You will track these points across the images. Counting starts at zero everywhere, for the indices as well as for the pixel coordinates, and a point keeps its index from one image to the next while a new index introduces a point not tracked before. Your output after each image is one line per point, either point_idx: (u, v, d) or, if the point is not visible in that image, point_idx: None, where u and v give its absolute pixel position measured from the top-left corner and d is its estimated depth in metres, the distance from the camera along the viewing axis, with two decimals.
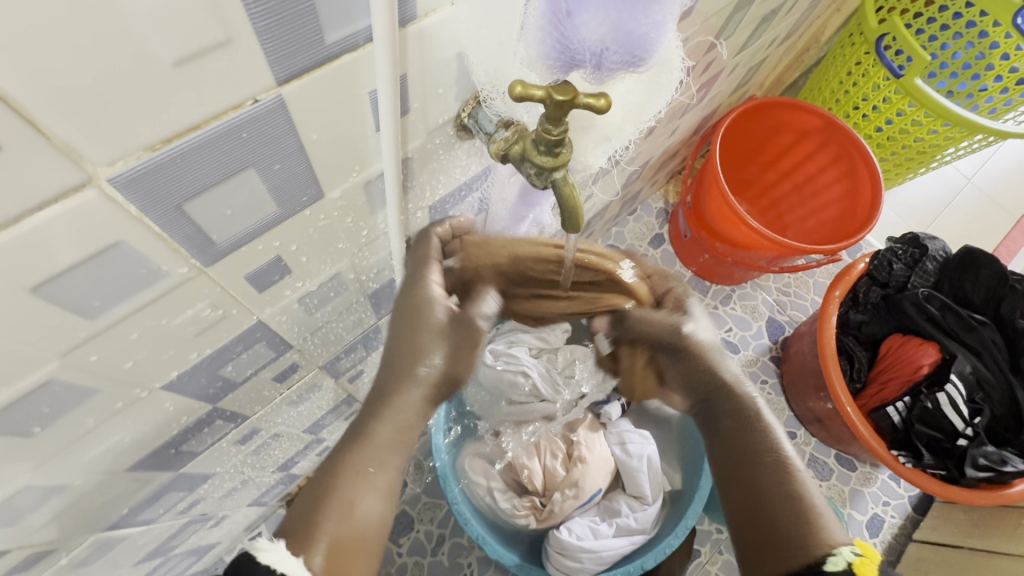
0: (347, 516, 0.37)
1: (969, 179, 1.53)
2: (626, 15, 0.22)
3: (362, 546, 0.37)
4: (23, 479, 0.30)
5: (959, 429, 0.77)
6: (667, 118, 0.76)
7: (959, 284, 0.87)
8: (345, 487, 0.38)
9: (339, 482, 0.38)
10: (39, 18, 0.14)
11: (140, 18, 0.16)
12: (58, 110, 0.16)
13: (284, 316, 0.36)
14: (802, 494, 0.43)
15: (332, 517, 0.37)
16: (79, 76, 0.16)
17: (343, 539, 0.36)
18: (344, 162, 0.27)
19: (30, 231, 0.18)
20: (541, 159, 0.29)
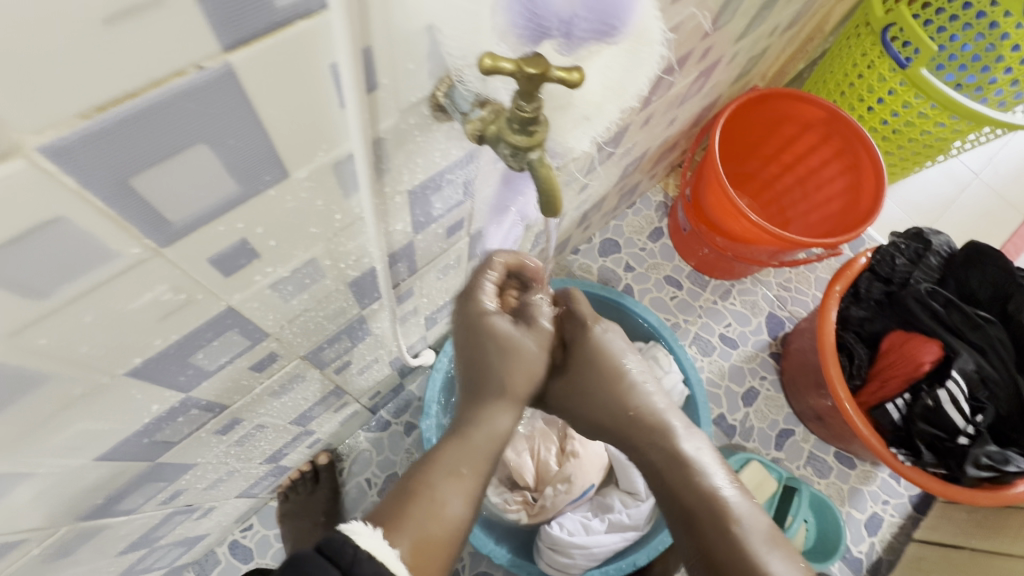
0: (435, 514, 0.40)
1: (977, 174, 1.51)
2: None
3: (445, 549, 0.40)
4: None
5: (960, 427, 0.75)
6: (666, 107, 0.75)
7: (965, 280, 0.85)
8: (436, 484, 0.41)
9: (434, 481, 0.41)
10: None
11: None
12: None
13: (256, 302, 0.35)
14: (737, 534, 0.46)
15: (422, 514, 0.40)
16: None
17: (428, 537, 0.39)
18: (309, 140, 0.26)
19: None
20: (516, 138, 0.28)
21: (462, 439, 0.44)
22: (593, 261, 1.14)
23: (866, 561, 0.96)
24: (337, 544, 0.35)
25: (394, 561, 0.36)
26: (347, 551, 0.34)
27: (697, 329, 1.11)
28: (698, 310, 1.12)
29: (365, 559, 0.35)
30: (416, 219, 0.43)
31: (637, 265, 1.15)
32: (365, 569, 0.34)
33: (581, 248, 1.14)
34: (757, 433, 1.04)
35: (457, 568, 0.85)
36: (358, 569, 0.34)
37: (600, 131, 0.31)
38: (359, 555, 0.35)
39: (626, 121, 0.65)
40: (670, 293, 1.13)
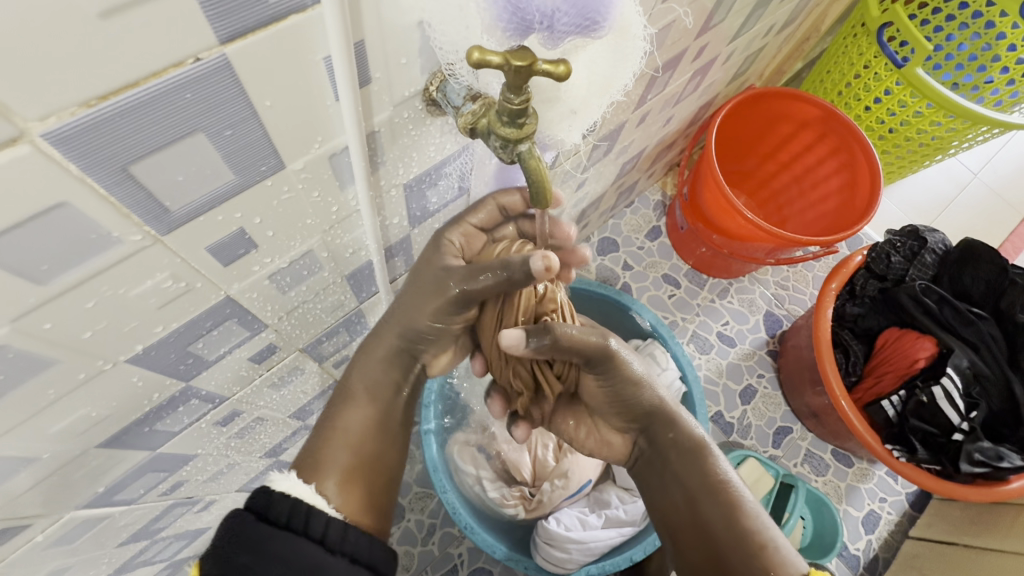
0: (345, 442, 0.43)
1: (976, 174, 1.51)
2: None
3: (367, 470, 0.43)
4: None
5: (955, 424, 0.76)
6: (661, 105, 0.75)
7: (959, 278, 0.86)
8: (341, 417, 0.45)
9: (338, 418, 0.44)
10: None
11: None
12: None
13: (254, 293, 0.36)
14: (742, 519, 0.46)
15: (337, 450, 0.43)
16: (1, 22, 0.15)
17: (349, 465, 0.42)
18: (303, 131, 0.27)
19: None
20: (505, 130, 0.28)
21: (353, 367, 0.47)
22: (591, 259, 1.15)
23: (862, 558, 0.96)
24: (259, 498, 0.37)
25: (312, 495, 0.38)
26: (261, 499, 0.37)
27: (694, 327, 1.11)
28: (696, 308, 1.13)
29: (281, 498, 0.37)
30: (412, 213, 0.44)
31: (635, 263, 1.16)
32: (281, 506, 0.37)
33: (580, 246, 1.15)
34: (754, 430, 1.04)
35: (455, 563, 0.86)
36: (273, 509, 0.36)
37: (586, 125, 0.32)
38: (273, 496, 0.37)
39: (621, 119, 0.66)
40: (668, 291, 1.14)
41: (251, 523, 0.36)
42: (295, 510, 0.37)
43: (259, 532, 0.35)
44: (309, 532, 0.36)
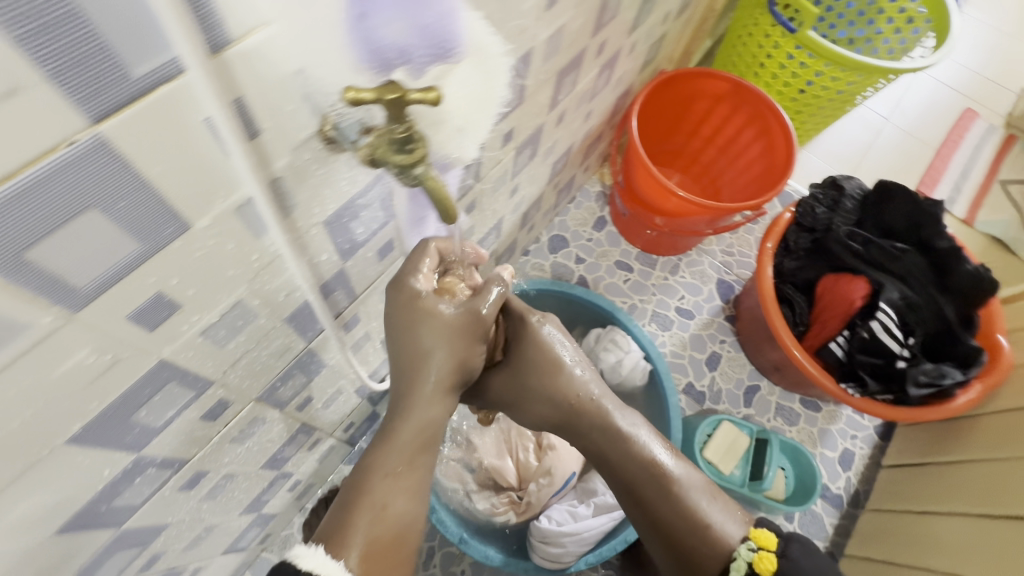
0: (380, 516, 0.46)
1: (887, 119, 1.61)
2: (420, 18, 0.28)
3: (397, 541, 0.46)
4: None
5: (897, 352, 0.82)
6: (577, 103, 0.79)
7: (879, 218, 0.92)
8: (376, 491, 0.46)
9: (375, 491, 0.46)
10: None
11: None
12: None
13: (190, 352, 0.36)
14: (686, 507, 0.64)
15: (364, 518, 0.45)
16: None
17: (377, 539, 0.45)
18: (202, 189, 0.28)
19: None
20: (397, 158, 0.30)
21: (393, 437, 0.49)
22: (544, 258, 1.17)
23: (845, 495, 1.01)
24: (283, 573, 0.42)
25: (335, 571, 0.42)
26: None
27: (653, 307, 1.15)
28: (651, 288, 1.17)
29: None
30: (340, 247, 0.45)
31: (587, 256, 1.19)
32: None
33: (532, 248, 1.17)
34: (725, 394, 1.08)
35: None
36: None
37: (474, 136, 0.36)
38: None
39: (537, 122, 0.69)
40: (623, 277, 1.17)
41: None
42: None
43: None
44: None
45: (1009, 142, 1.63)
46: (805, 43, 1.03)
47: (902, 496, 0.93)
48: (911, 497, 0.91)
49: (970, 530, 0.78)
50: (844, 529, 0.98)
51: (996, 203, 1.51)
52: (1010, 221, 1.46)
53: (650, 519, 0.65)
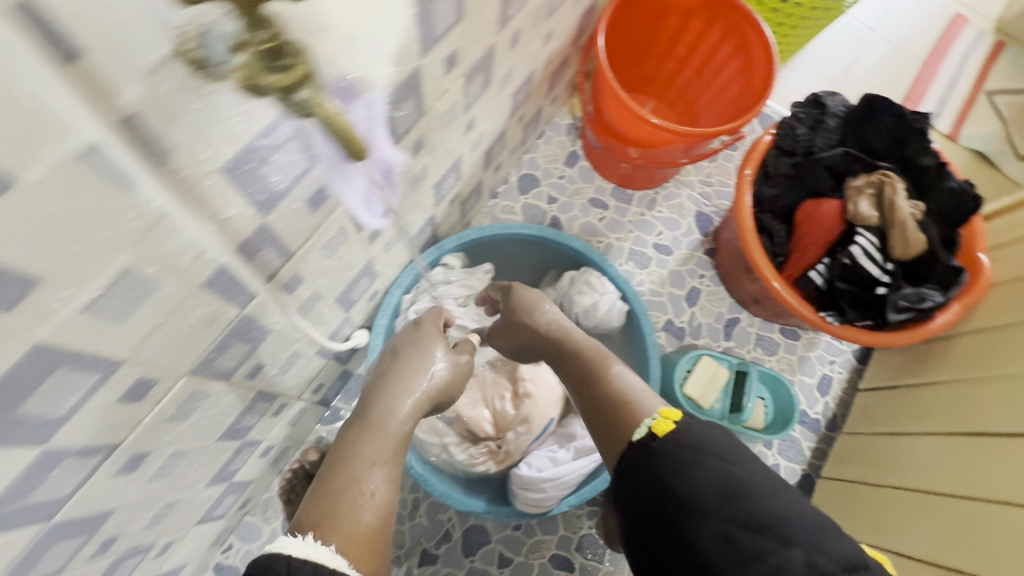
0: (366, 501, 0.53)
1: (873, 28, 1.52)
2: None
3: (376, 529, 0.53)
4: None
5: (877, 278, 0.79)
6: (531, 20, 0.68)
7: (862, 135, 0.87)
8: (352, 473, 0.55)
9: (345, 495, 0.53)
10: None
11: None
12: None
13: (78, 331, 0.32)
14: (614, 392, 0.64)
15: (346, 506, 0.52)
16: None
17: (359, 531, 0.52)
18: (14, 132, 0.22)
19: None
20: (271, 78, 0.24)
21: (375, 434, 0.59)
22: (515, 200, 1.11)
23: (822, 420, 1.01)
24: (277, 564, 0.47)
25: (315, 552, 0.48)
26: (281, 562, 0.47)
27: (630, 245, 1.11)
28: (628, 225, 1.12)
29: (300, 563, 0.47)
30: (255, 197, 0.39)
31: (560, 194, 1.12)
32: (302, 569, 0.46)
33: (500, 190, 1.11)
34: (705, 329, 1.07)
35: (448, 527, 0.92)
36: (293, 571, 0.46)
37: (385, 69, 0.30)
38: (292, 562, 0.47)
39: (483, 44, 0.60)
40: (598, 215, 1.12)
41: None
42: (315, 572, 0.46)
43: None
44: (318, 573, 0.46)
45: (999, 48, 1.53)
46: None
47: (874, 419, 0.93)
48: (884, 419, 0.92)
49: (938, 453, 0.79)
50: (821, 452, 0.99)
51: (982, 116, 1.44)
52: (993, 133, 1.42)
53: (589, 410, 0.66)
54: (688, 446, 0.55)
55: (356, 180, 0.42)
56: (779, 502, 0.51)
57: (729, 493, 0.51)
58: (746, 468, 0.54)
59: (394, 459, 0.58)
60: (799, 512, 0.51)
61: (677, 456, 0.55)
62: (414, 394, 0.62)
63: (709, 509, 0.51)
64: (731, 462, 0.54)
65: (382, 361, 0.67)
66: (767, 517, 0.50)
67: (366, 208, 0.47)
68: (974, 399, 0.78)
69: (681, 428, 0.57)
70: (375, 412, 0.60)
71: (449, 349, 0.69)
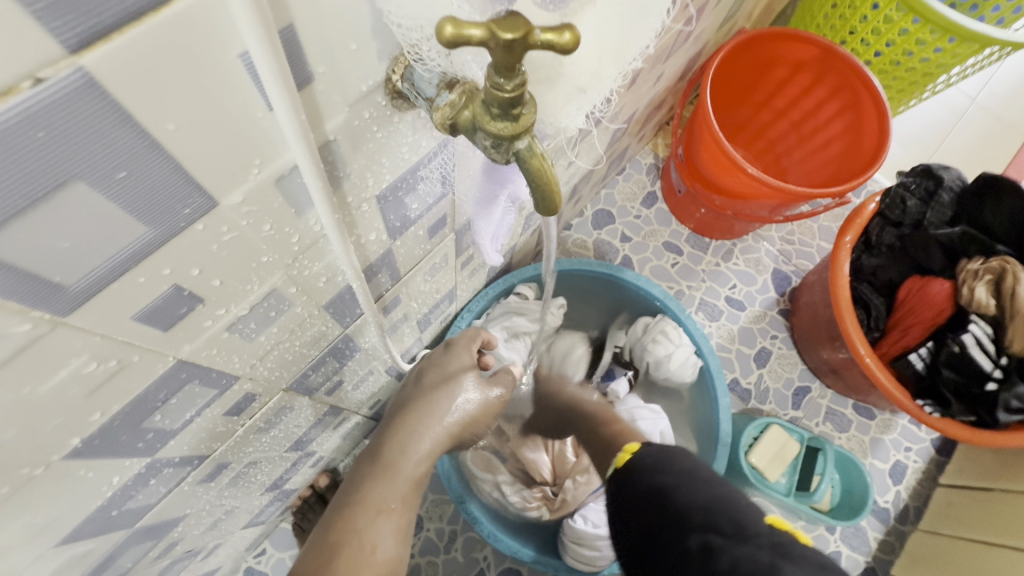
0: (368, 557, 0.47)
1: (973, 99, 1.46)
2: None
3: None
4: None
5: (987, 372, 0.71)
6: (652, 62, 0.66)
7: (978, 213, 0.80)
8: (356, 520, 0.48)
9: (345, 546, 0.47)
10: None
11: None
12: None
13: (214, 348, 0.30)
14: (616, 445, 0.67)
15: (347, 558, 0.46)
16: None
17: None
18: (230, 155, 0.20)
19: None
20: (497, 125, 0.22)
21: (391, 476, 0.51)
22: (587, 235, 1.09)
23: (892, 510, 0.94)
24: None
25: None
26: None
27: (702, 294, 1.07)
28: (701, 274, 1.08)
29: None
30: (391, 224, 0.38)
31: (634, 234, 1.10)
32: None
33: (574, 223, 1.09)
34: (773, 394, 1.01)
35: (482, 567, 0.87)
36: None
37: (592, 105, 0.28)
38: None
39: None
40: (671, 260, 1.08)
41: None
42: None
43: None
44: None
45: None
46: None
47: (963, 522, 0.86)
48: (975, 526, 0.83)
49: (1022, 569, 0.72)
50: (889, 545, 0.92)
51: None
52: None
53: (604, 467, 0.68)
54: (641, 468, 0.56)
55: (507, 189, 0.36)
56: (694, 492, 0.50)
57: (657, 496, 0.51)
58: (672, 474, 0.53)
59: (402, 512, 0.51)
60: (710, 497, 0.49)
61: (637, 475, 0.55)
62: (431, 436, 0.53)
63: (647, 511, 0.51)
64: (663, 471, 0.53)
65: (404, 389, 0.58)
66: (688, 509, 0.49)
67: (495, 239, 0.42)
68: None
69: (638, 455, 0.57)
70: (387, 451, 0.52)
71: (480, 380, 0.57)
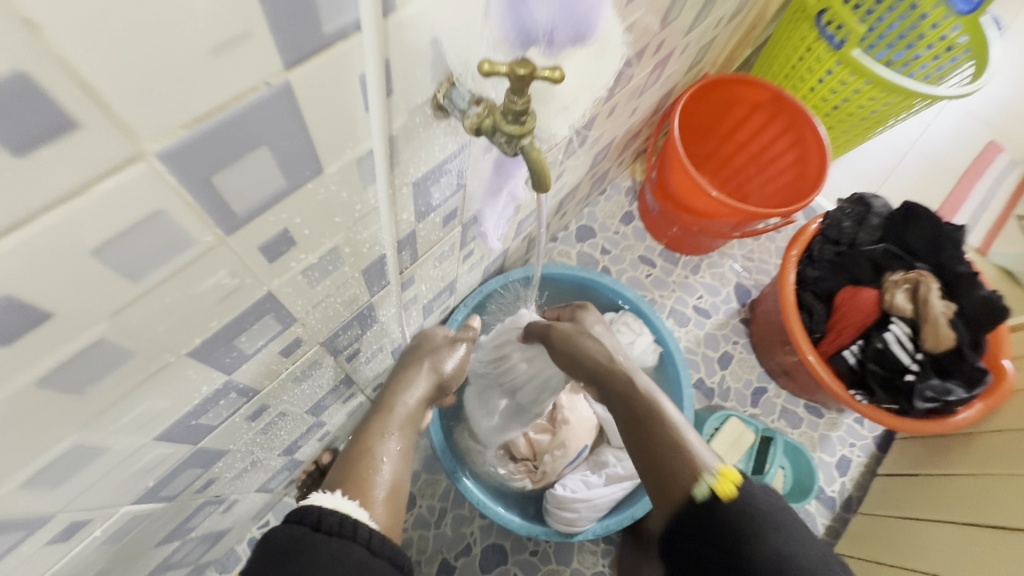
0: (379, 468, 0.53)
1: (913, 143, 1.64)
2: (568, 5, 0.29)
3: (393, 496, 0.52)
4: (105, 432, 0.35)
5: (906, 365, 0.86)
6: (627, 97, 0.80)
7: (903, 236, 0.94)
8: (367, 441, 0.55)
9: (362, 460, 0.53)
10: (158, 51, 0.19)
11: (199, 40, 0.20)
12: (139, 106, 0.20)
13: (289, 287, 0.40)
14: (682, 441, 0.59)
15: (364, 467, 0.52)
16: (160, 81, 0.20)
17: (376, 491, 0.51)
18: (338, 138, 0.31)
19: (112, 193, 0.22)
20: (510, 127, 0.34)
21: (389, 411, 0.58)
22: (571, 247, 1.21)
23: (838, 498, 1.05)
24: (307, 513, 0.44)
25: (347, 506, 0.47)
26: (310, 513, 0.44)
27: (672, 303, 1.19)
28: (671, 285, 1.20)
29: (328, 512, 0.45)
30: (419, 208, 0.49)
31: (612, 248, 1.22)
32: (330, 519, 0.44)
33: (560, 236, 1.21)
34: (734, 393, 1.12)
35: (469, 541, 0.95)
36: (323, 520, 0.44)
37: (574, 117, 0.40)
38: (323, 512, 0.45)
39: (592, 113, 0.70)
40: (645, 272, 1.21)
41: (298, 535, 0.42)
42: (341, 524, 0.44)
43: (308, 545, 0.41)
44: (356, 538, 0.44)
45: None
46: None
47: (892, 504, 0.96)
48: (903, 507, 0.94)
49: (969, 539, 0.79)
50: (834, 529, 1.02)
51: None
52: None
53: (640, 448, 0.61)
54: (754, 515, 0.52)
55: (509, 183, 0.47)
56: (806, 555, 0.50)
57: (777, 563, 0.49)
58: (780, 533, 0.51)
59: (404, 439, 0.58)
60: (821, 555, 0.50)
61: (732, 517, 0.52)
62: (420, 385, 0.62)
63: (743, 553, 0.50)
64: (773, 525, 0.51)
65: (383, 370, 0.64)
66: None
67: (496, 226, 0.53)
68: (981, 501, 0.82)
69: (743, 493, 0.53)
70: (385, 396, 0.60)
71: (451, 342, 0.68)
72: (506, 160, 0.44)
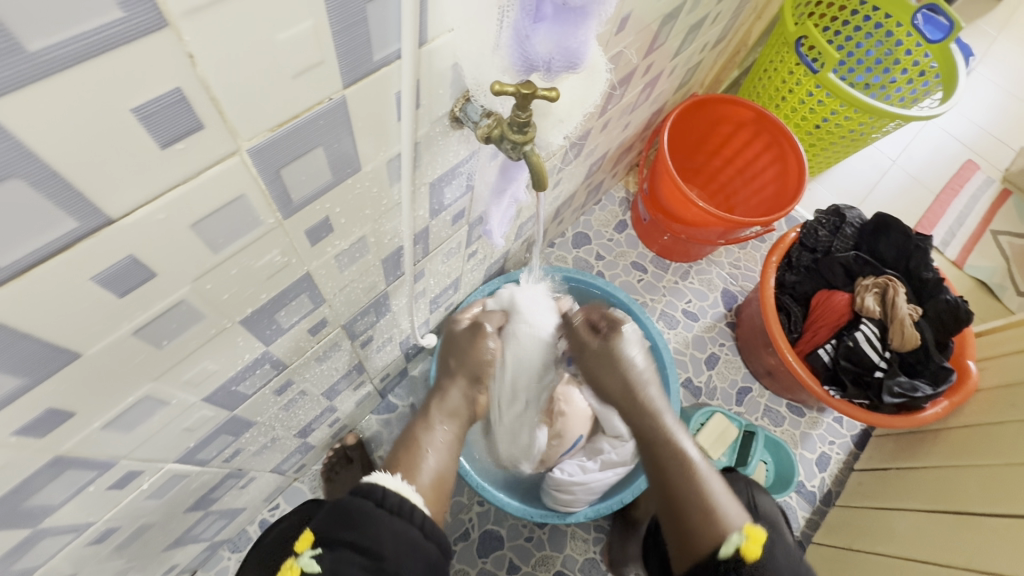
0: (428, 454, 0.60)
1: (894, 160, 1.73)
2: (563, 40, 0.35)
3: (440, 481, 0.58)
4: (170, 385, 0.41)
5: (875, 363, 0.93)
6: (619, 114, 0.88)
7: (874, 245, 1.02)
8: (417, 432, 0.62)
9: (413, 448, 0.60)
10: (260, 73, 0.26)
11: (287, 67, 0.27)
12: (242, 114, 0.27)
13: (324, 269, 0.47)
14: (704, 490, 0.58)
15: (414, 454, 0.59)
16: (258, 95, 0.27)
17: (430, 478, 0.57)
18: (375, 143, 0.39)
19: (214, 179, 0.29)
20: (515, 136, 0.41)
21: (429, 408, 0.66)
22: (567, 252, 1.28)
23: (818, 493, 1.11)
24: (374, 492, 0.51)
25: (402, 489, 0.52)
26: (376, 493, 0.50)
27: (662, 306, 1.26)
28: (662, 290, 1.27)
29: (391, 494, 0.51)
30: (433, 207, 0.56)
31: (607, 254, 1.30)
32: (393, 498, 0.50)
33: (557, 242, 1.28)
34: (720, 392, 1.19)
35: (468, 527, 1.00)
36: (386, 499, 0.50)
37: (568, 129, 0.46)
38: (387, 493, 0.51)
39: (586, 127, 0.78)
40: (637, 276, 1.28)
41: (367, 508, 0.49)
42: (402, 503, 0.50)
43: (374, 514, 0.48)
44: (414, 520, 0.50)
45: (1004, 196, 1.72)
46: (894, 9, 1.03)
47: (865, 494, 1.03)
48: (874, 496, 1.01)
49: (924, 524, 0.87)
50: (814, 521, 1.08)
51: (987, 250, 1.61)
52: (997, 267, 1.57)
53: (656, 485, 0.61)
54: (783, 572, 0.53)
55: (512, 186, 0.54)
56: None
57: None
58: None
59: (449, 430, 0.64)
60: None
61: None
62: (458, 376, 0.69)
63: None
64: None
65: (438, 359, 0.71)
66: None
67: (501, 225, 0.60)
68: (941, 490, 0.89)
69: (767, 556, 0.53)
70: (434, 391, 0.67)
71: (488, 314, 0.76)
72: (510, 164, 0.51)
